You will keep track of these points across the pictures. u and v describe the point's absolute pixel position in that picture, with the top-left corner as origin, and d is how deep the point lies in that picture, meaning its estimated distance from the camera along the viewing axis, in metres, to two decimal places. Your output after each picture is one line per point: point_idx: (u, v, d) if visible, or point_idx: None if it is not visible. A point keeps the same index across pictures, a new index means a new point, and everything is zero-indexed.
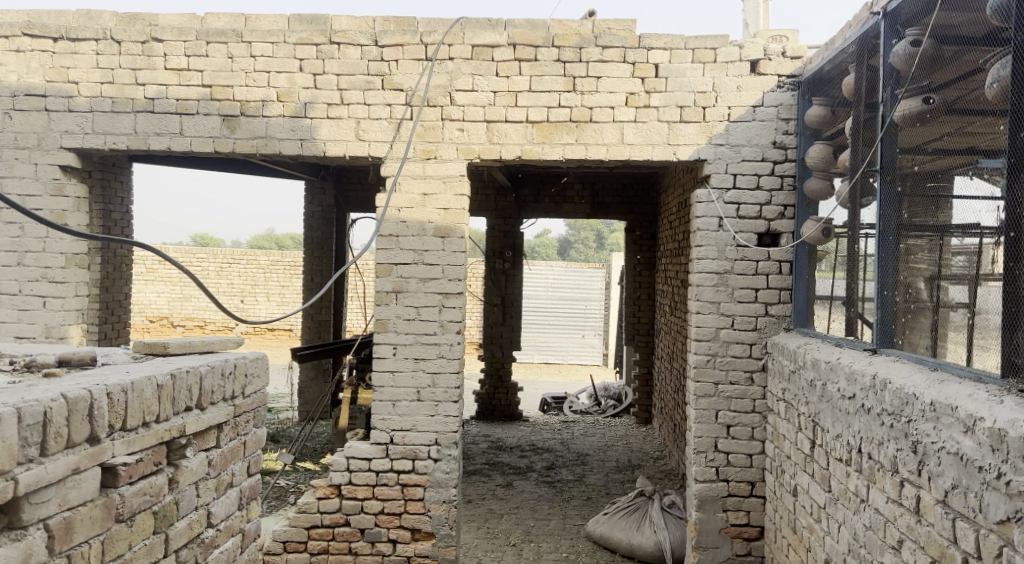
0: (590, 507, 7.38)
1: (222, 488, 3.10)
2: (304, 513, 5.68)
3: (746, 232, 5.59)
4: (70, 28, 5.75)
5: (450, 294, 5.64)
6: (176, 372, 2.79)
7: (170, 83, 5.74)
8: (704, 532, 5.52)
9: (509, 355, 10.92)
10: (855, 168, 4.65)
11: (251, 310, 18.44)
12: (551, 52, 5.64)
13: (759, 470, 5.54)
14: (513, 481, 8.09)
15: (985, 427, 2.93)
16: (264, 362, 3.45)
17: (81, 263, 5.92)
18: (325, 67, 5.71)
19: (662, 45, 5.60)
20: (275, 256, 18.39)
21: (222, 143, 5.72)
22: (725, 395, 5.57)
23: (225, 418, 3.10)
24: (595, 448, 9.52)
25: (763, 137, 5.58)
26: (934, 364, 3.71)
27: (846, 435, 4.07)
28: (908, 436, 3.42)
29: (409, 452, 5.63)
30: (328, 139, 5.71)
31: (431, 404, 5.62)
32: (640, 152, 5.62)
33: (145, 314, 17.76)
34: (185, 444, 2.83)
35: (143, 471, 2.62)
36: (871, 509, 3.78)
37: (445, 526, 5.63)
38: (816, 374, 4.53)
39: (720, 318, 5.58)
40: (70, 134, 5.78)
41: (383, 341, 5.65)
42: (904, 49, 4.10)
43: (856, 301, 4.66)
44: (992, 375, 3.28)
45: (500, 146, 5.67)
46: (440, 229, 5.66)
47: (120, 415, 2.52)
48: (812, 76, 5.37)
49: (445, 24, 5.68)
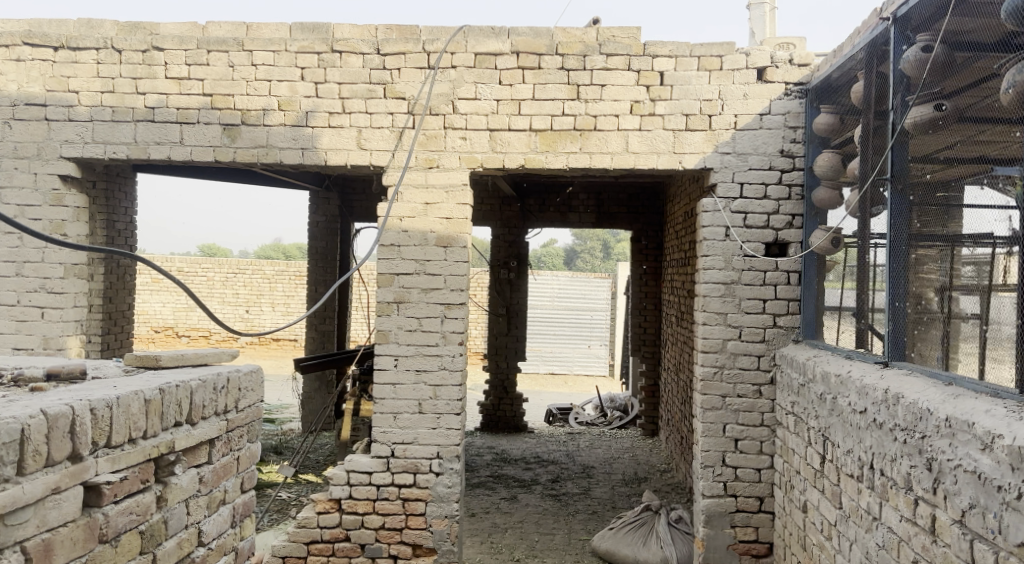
0: (595, 521, 7.26)
1: (214, 505, 3.01)
2: (304, 528, 5.58)
3: (754, 242, 5.49)
4: (71, 37, 5.71)
5: (452, 305, 5.56)
6: (164, 386, 2.71)
7: (171, 92, 5.69)
8: (712, 548, 5.40)
9: (514, 366, 10.82)
10: (864, 178, 4.56)
11: (256, 320, 18.36)
12: (555, 60, 5.56)
13: (767, 485, 5.42)
14: (518, 495, 7.98)
15: (1003, 444, 2.82)
16: (259, 374, 3.37)
17: (80, 273, 5.86)
18: (326, 76, 5.65)
19: (667, 53, 5.53)
20: (281, 266, 18.35)
21: (222, 152, 5.66)
22: (732, 408, 5.46)
23: (217, 433, 3.01)
24: (601, 460, 9.40)
25: (771, 145, 5.49)
26: (947, 378, 3.59)
27: (857, 451, 3.96)
28: (923, 453, 3.31)
29: (410, 466, 5.53)
30: (329, 148, 5.64)
31: (433, 417, 5.53)
32: (646, 161, 5.53)
33: (150, 324, 17.70)
34: (175, 461, 2.75)
35: (129, 490, 2.53)
36: (884, 527, 3.67)
37: (447, 541, 5.53)
38: (826, 387, 4.42)
39: (727, 329, 5.47)
40: (70, 143, 5.72)
41: (384, 353, 5.56)
42: (915, 55, 3.97)
43: (867, 313, 4.55)
44: (1008, 389, 3.17)
45: (503, 155, 5.60)
46: (442, 239, 5.58)
47: (104, 432, 2.44)
48: (820, 84, 5.27)
49: (446, 32, 5.60)
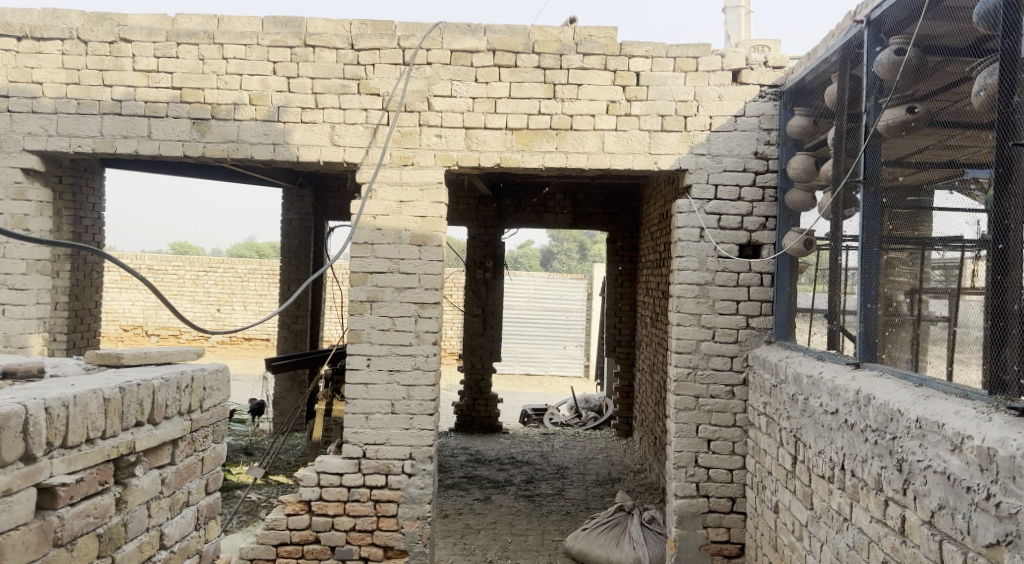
0: (569, 521, 7.24)
1: (177, 507, 2.94)
2: (273, 530, 5.50)
3: (728, 243, 5.50)
4: (35, 27, 5.58)
5: (426, 304, 5.51)
6: (125, 385, 2.64)
7: (139, 85, 5.58)
8: (684, 549, 5.40)
9: (489, 367, 10.77)
10: (837, 180, 4.57)
11: (228, 319, 18.14)
12: (531, 59, 5.53)
13: (739, 486, 5.42)
14: (491, 495, 7.93)
15: (973, 445, 2.84)
16: (225, 374, 3.30)
17: (42, 269, 5.75)
18: (299, 70, 5.58)
19: (643, 53, 5.51)
20: (253, 264, 18.19)
21: (191, 147, 5.56)
22: (705, 408, 5.45)
23: (181, 434, 2.94)
24: (575, 461, 9.39)
25: (745, 147, 5.49)
26: (918, 380, 3.56)
27: (829, 452, 3.96)
28: (894, 454, 3.32)
29: (382, 467, 5.47)
30: (302, 143, 5.57)
31: (405, 417, 5.47)
32: (621, 161, 5.52)
33: (119, 323, 17.43)
34: (135, 462, 2.68)
35: (85, 492, 2.47)
36: (854, 528, 3.68)
37: (418, 543, 5.48)
38: (798, 389, 4.43)
39: (701, 330, 5.47)
40: (33, 136, 5.59)
41: (356, 352, 5.49)
42: (888, 58, 4.01)
43: (838, 315, 4.57)
44: (977, 390, 3.16)
45: (478, 153, 5.56)
46: (416, 237, 5.53)
47: (60, 432, 2.37)
48: (794, 86, 5.29)
49: (422, 28, 5.56)
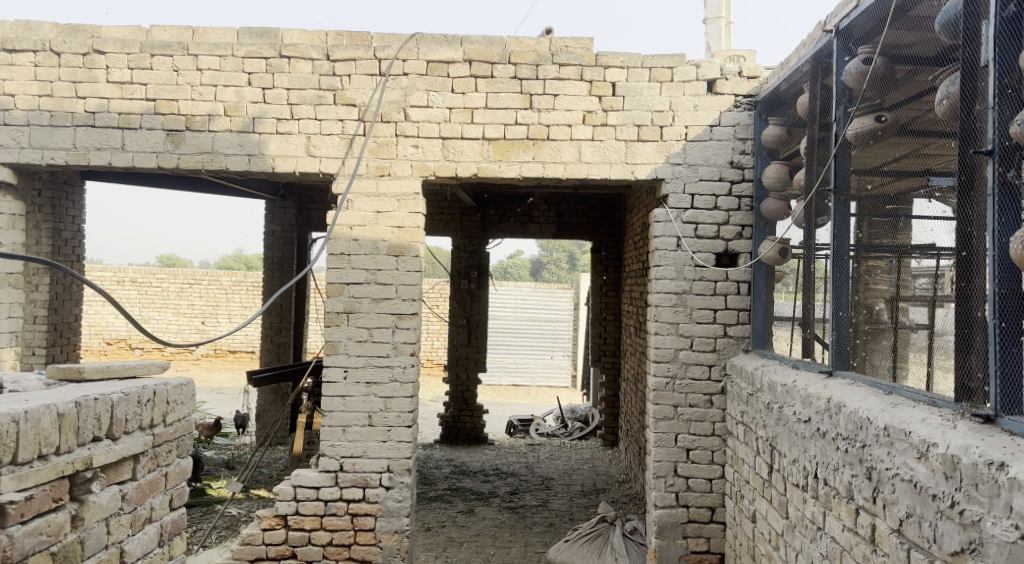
0: (552, 533, 7.19)
1: (138, 524, 2.90)
2: (248, 545, 5.45)
3: (704, 252, 5.49)
4: (7, 39, 5.55)
5: (404, 315, 5.48)
6: (81, 399, 2.62)
7: (113, 96, 5.55)
8: (663, 559, 5.37)
9: (474, 378, 10.72)
10: (808, 188, 4.56)
11: (212, 332, 18.04)
12: (507, 69, 5.53)
13: (719, 495, 5.40)
14: (474, 508, 7.87)
15: (938, 453, 2.84)
16: (190, 388, 3.26)
17: (14, 282, 5.69)
18: (274, 81, 5.55)
19: (619, 63, 5.52)
20: (239, 276, 18.09)
21: (165, 159, 5.53)
22: (684, 417, 5.43)
23: (142, 448, 2.90)
24: (560, 472, 9.35)
25: (721, 156, 5.50)
26: (888, 388, 3.54)
27: (802, 460, 3.95)
28: (863, 462, 3.32)
29: (359, 480, 5.43)
30: (277, 154, 5.55)
31: (383, 429, 5.43)
32: (598, 171, 5.52)
33: (102, 336, 17.32)
34: (92, 477, 2.65)
35: (38, 509, 2.44)
36: (827, 537, 3.66)
37: (396, 557, 5.43)
38: (773, 397, 4.42)
39: (679, 339, 5.46)
40: (5, 148, 5.54)
41: (333, 364, 5.46)
42: (856, 67, 3.98)
43: (814, 323, 4.58)
44: (945, 398, 3.15)
45: (455, 163, 5.54)
46: (393, 247, 5.51)
47: (9, 448, 2.34)
48: (768, 96, 5.31)
49: (398, 39, 5.55)
